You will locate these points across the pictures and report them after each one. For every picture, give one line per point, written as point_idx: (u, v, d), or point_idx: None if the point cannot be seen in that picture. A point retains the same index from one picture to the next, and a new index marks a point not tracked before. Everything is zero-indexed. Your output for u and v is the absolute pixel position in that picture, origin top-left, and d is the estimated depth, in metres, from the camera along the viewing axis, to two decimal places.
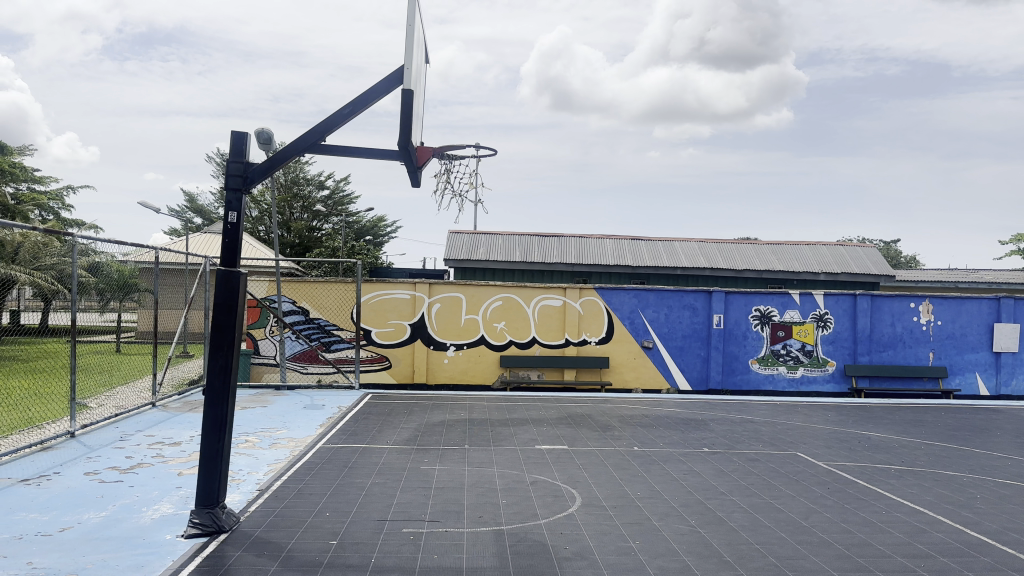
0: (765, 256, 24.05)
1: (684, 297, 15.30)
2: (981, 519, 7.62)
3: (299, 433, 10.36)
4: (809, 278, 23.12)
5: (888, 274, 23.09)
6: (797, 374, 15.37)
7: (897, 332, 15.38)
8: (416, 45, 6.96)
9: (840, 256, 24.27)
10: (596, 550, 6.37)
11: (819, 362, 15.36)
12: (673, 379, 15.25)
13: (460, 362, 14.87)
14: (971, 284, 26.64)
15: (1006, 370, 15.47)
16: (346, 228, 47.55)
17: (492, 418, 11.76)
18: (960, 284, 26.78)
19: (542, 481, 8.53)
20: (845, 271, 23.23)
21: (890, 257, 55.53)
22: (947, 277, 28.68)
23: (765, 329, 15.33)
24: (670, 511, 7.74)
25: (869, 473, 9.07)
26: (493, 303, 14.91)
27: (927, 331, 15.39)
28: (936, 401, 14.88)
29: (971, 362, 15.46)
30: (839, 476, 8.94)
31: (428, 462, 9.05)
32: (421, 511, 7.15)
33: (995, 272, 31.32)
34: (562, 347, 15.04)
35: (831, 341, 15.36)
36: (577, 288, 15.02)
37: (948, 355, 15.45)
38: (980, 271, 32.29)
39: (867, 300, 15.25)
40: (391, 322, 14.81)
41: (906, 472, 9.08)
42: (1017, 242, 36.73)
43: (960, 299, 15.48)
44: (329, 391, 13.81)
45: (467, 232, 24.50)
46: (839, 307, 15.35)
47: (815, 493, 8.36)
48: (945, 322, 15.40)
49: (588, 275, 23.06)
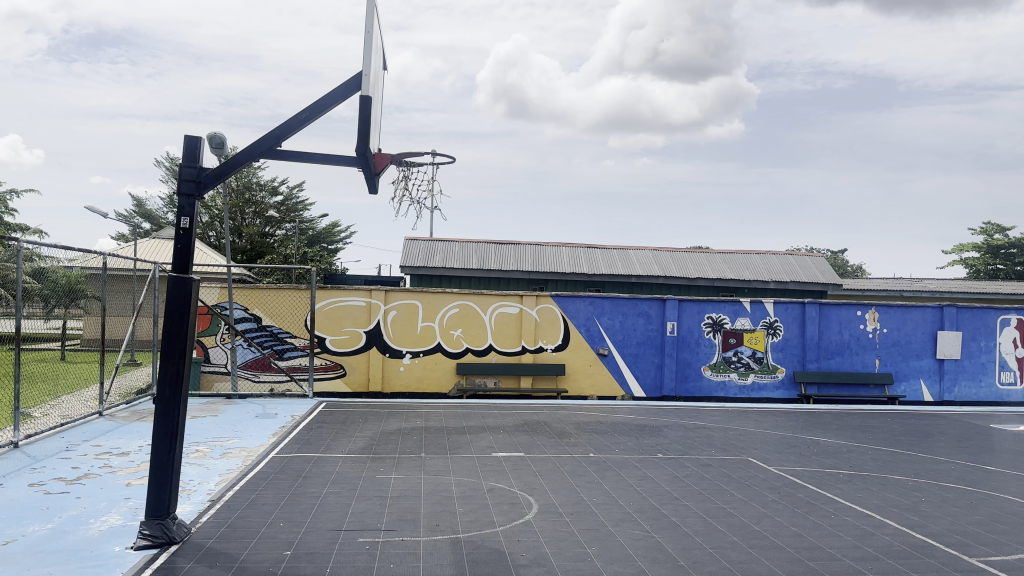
0: (717, 265, 24.48)
1: (640, 304, 15.48)
2: (927, 522, 7.87)
3: (251, 442, 10.19)
4: (760, 286, 23.62)
5: (835, 282, 23.73)
6: (748, 380, 15.67)
7: (845, 339, 15.81)
8: (373, 50, 6.93)
9: (789, 265, 24.85)
10: (552, 557, 6.41)
11: (769, 368, 15.68)
12: (628, 386, 15.42)
13: (415, 370, 14.80)
14: (915, 293, 27.50)
15: (949, 377, 16.01)
16: (300, 234, 47.04)
17: (449, 426, 11.72)
18: (904, 292, 27.64)
19: (499, 489, 8.54)
20: (794, 280, 23.78)
21: (837, 266, 57.08)
22: (892, 286, 29.56)
23: (717, 336, 15.61)
24: (625, 517, 7.82)
25: (817, 477, 9.30)
26: (450, 310, 14.89)
27: (873, 339, 15.84)
28: (882, 407, 15.31)
29: (915, 368, 15.96)
30: (789, 480, 9.14)
31: (384, 470, 8.98)
32: (376, 520, 7.11)
33: (939, 280, 32.36)
34: (518, 354, 15.08)
35: (780, 348, 15.71)
36: (533, 295, 15.08)
37: (894, 362, 15.91)
38: (923, 279, 33.37)
39: (815, 308, 15.65)
40: (346, 330, 14.66)
41: (854, 476, 9.32)
42: (959, 252, 38.12)
43: (904, 307, 15.97)
44: (282, 400, 13.61)
45: (423, 239, 24.41)
46: (788, 315, 15.71)
47: (767, 497, 8.53)
48: (890, 330, 15.87)
49: (544, 282, 23.37)
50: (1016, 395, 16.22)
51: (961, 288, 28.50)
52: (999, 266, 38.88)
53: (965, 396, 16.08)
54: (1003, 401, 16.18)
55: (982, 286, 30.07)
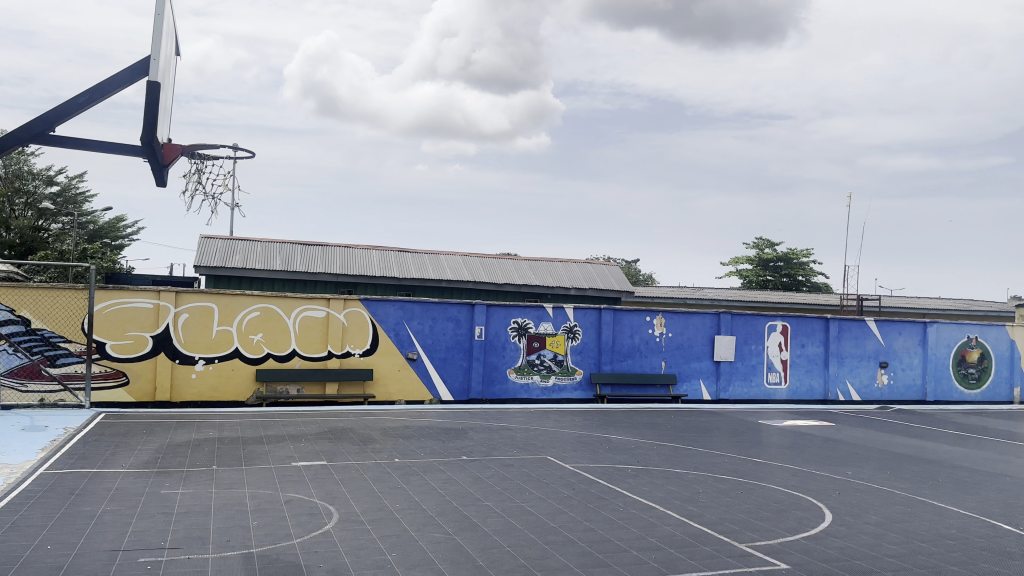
0: (522, 271, 25.33)
1: (448, 309, 15.63)
2: (703, 512, 8.60)
3: (11, 459, 9.06)
4: (561, 293, 24.70)
5: (628, 290, 25.36)
6: (549, 383, 16.32)
7: (636, 343, 16.94)
8: (163, 35, 6.46)
9: (589, 273, 26.22)
10: (352, 566, 6.28)
11: (568, 370, 16.44)
12: (435, 390, 15.50)
13: (210, 377, 13.96)
14: (697, 301, 30.14)
15: (724, 377, 17.64)
16: (80, 229, 42.77)
17: (246, 436, 11.13)
18: (688, 300, 30.22)
19: (298, 499, 8.23)
20: (593, 287, 25.13)
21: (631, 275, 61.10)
22: (679, 294, 32.19)
23: (522, 340, 16.12)
24: (427, 521, 7.83)
25: (609, 473, 9.87)
26: (250, 314, 14.18)
27: (661, 342, 17.12)
28: (667, 405, 16.57)
29: (696, 369, 17.43)
30: (583, 477, 9.62)
31: (171, 485, 8.35)
32: (159, 538, 6.59)
33: (716, 290, 35.70)
34: (324, 359, 14.66)
35: (578, 351, 16.52)
36: (341, 299, 14.72)
37: (678, 364, 17.29)
38: (704, 288, 36.65)
39: (611, 313, 16.64)
40: (130, 334, 13.51)
41: (642, 471, 10.00)
42: (734, 264, 42.28)
43: (687, 314, 17.39)
44: (55, 411, 12.26)
45: (221, 237, 23.08)
46: (587, 320, 16.57)
47: (562, 494, 8.92)
48: (675, 334, 17.24)
49: (352, 286, 22.79)
50: (779, 393, 18.15)
51: (736, 298, 31.64)
52: (768, 278, 43.47)
53: (737, 394, 17.78)
54: (769, 398, 18.05)
55: (753, 295, 33.52)
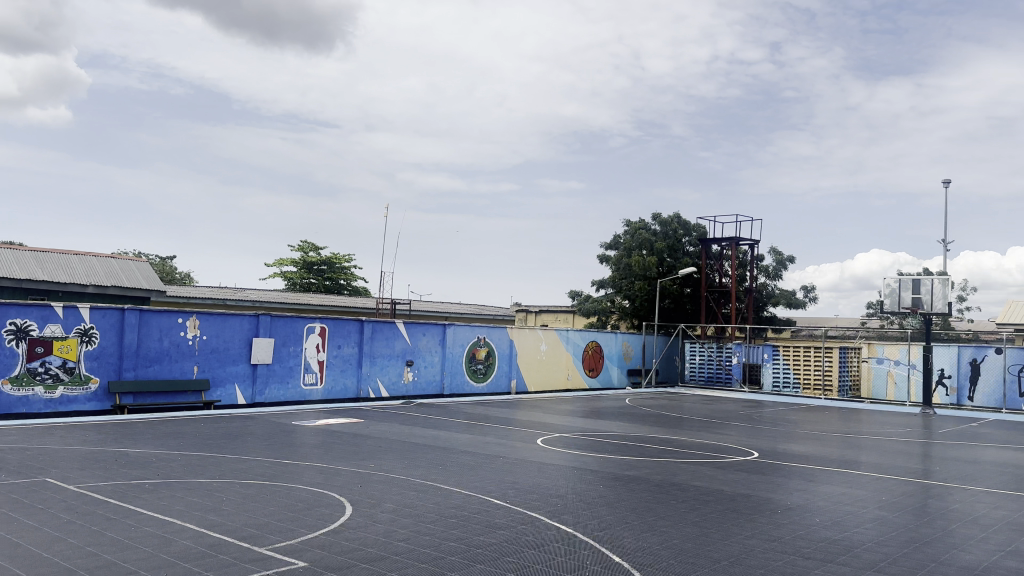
0: (23, 264, 22.44)
1: None
2: (225, 520, 8.08)
3: None
4: (75, 291, 22.67)
5: (156, 288, 24.41)
6: (56, 394, 14.31)
7: (164, 346, 15.85)
8: None
9: (110, 269, 24.38)
10: None
11: (80, 379, 14.64)
12: None
13: None
14: (237, 302, 29.75)
15: (260, 380, 17.48)
16: None
17: None
18: (227, 301, 29.59)
19: None
20: (115, 286, 23.65)
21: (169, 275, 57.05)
22: (221, 296, 31.24)
23: (21, 345, 13.92)
24: None
25: (121, 490, 8.92)
26: None
27: (192, 345, 16.29)
28: (198, 411, 15.79)
29: (231, 373, 16.95)
30: (90, 498, 8.54)
31: None
32: None
33: (260, 291, 35.46)
34: None
35: (94, 357, 14.83)
36: None
37: (212, 368, 16.62)
38: (249, 290, 36.14)
39: (134, 314, 15.35)
40: None
41: (161, 485, 9.26)
42: (280, 266, 42.57)
43: (223, 315, 16.94)
44: None
45: None
46: (105, 322, 15.05)
47: (59, 518, 7.75)
48: (209, 337, 16.58)
49: None
50: (313, 393, 18.60)
51: (279, 301, 32.06)
52: (311, 280, 44.45)
53: (274, 397, 17.76)
54: (305, 400, 18.39)
55: (298, 297, 33.99)
